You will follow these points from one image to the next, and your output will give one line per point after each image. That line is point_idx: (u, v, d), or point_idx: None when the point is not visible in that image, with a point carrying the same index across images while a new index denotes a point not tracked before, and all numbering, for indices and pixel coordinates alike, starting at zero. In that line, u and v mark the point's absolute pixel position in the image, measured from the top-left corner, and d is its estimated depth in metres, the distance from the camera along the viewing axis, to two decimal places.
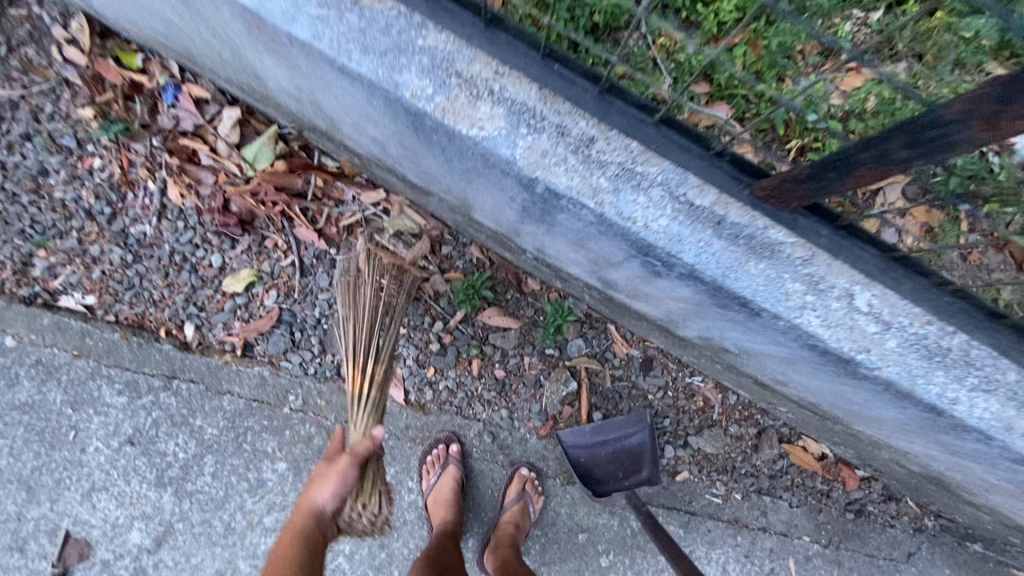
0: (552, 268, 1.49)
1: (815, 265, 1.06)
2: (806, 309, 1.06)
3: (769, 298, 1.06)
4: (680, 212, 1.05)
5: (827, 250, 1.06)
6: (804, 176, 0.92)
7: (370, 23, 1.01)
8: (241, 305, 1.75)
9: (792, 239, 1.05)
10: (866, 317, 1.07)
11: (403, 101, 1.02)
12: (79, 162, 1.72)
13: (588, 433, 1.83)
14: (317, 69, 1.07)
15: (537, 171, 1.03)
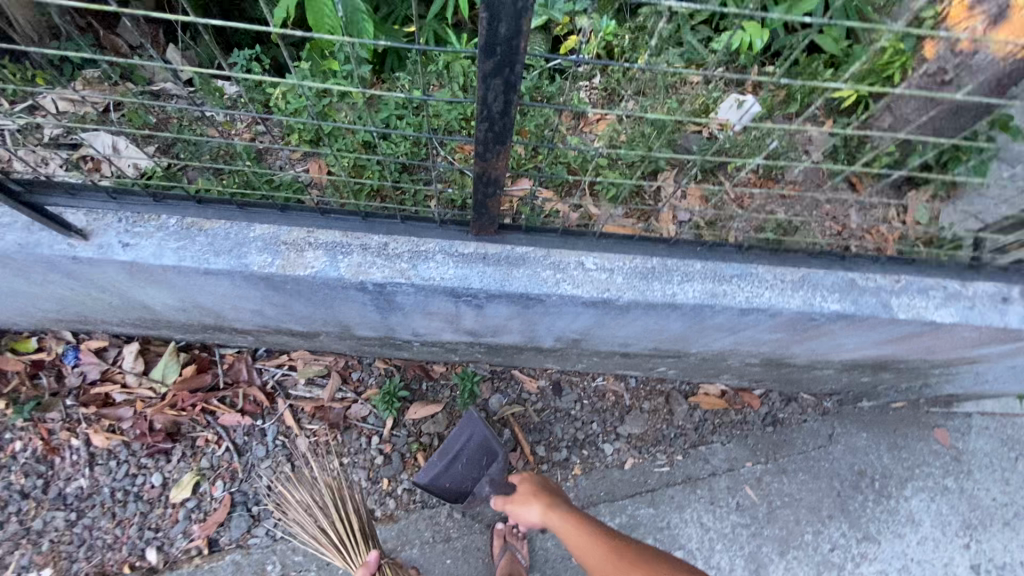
0: (437, 345, 1.84)
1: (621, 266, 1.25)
2: (620, 288, 1.22)
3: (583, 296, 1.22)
4: (488, 264, 1.21)
5: (636, 259, 1.25)
6: (474, 211, 1.18)
7: (209, 235, 1.15)
8: (193, 507, 1.90)
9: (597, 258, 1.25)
10: (679, 282, 1.25)
11: (243, 267, 1.14)
12: (2, 452, 1.87)
13: (436, 466, 1.91)
14: (191, 285, 1.26)
15: (356, 277, 1.17)
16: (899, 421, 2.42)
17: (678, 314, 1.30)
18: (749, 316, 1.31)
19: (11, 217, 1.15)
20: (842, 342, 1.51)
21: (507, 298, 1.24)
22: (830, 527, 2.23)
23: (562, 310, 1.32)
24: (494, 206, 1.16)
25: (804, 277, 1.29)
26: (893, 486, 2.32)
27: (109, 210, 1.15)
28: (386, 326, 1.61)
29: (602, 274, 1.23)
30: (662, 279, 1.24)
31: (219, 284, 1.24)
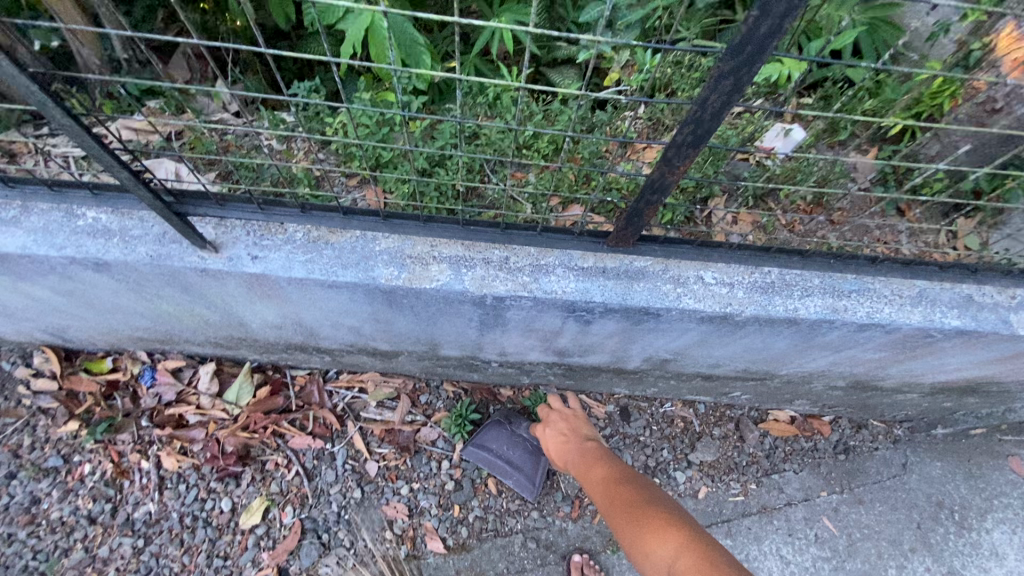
0: (516, 366, 1.82)
1: (737, 279, 1.25)
2: (741, 303, 1.21)
3: (704, 310, 1.22)
4: (605, 276, 1.22)
5: (751, 271, 1.25)
6: (624, 219, 1.16)
7: (336, 249, 1.18)
8: (262, 534, 1.83)
9: (710, 269, 1.25)
10: (797, 296, 1.23)
11: (372, 282, 1.17)
12: (70, 475, 1.81)
13: (512, 474, 1.96)
14: (307, 299, 1.27)
15: (480, 288, 1.19)
16: (972, 450, 2.36)
17: (793, 330, 1.28)
18: (864, 333, 1.29)
19: (141, 229, 1.17)
20: (946, 362, 1.48)
21: (624, 311, 1.23)
22: (912, 560, 2.13)
23: (675, 324, 1.30)
24: (647, 217, 1.14)
25: (920, 292, 1.28)
26: (974, 518, 2.23)
27: (238, 224, 1.18)
28: (476, 344, 1.59)
29: (721, 288, 1.23)
30: (779, 295, 1.23)
31: (336, 298, 1.25)
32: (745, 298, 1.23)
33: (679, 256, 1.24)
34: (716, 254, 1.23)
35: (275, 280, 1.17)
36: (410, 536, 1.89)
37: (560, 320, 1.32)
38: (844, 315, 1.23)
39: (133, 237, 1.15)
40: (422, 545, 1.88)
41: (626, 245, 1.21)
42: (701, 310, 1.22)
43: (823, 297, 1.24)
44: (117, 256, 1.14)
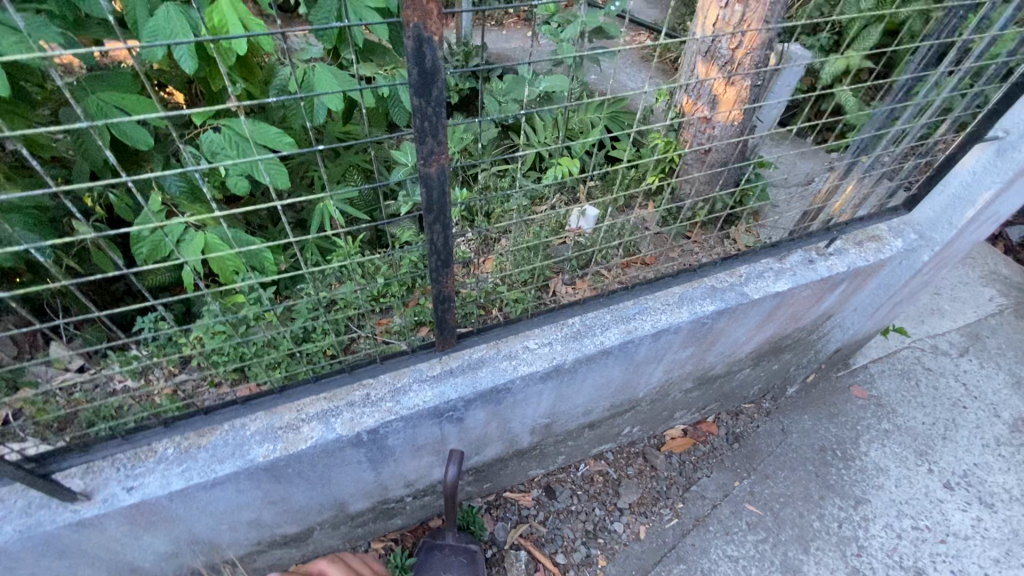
0: (430, 491, 1.92)
1: (553, 338, 1.58)
2: (561, 354, 1.54)
3: (538, 371, 1.52)
4: (453, 376, 1.47)
5: (558, 327, 1.60)
6: (439, 329, 1.45)
7: (210, 449, 1.29)
8: None
9: (531, 337, 1.57)
10: (598, 333, 1.59)
11: (254, 463, 1.29)
12: None
13: None
14: (197, 508, 1.33)
15: (353, 429, 1.36)
16: (821, 394, 2.85)
17: (612, 358, 1.63)
18: (662, 340, 1.68)
19: (2, 509, 1.19)
20: (735, 336, 1.92)
21: (483, 397, 1.49)
22: (827, 506, 2.43)
23: (529, 390, 1.57)
24: (453, 321, 1.44)
25: (681, 297, 1.71)
26: (850, 447, 2.63)
27: (105, 463, 1.25)
28: (380, 485, 1.69)
29: (543, 348, 1.55)
30: (584, 339, 1.58)
31: (223, 495, 1.33)
32: (563, 349, 1.56)
33: (502, 334, 1.55)
34: (525, 326, 1.58)
35: (157, 501, 1.24)
36: None
37: (435, 427, 1.52)
38: (634, 333, 1.60)
39: None
40: None
41: (453, 347, 1.50)
42: (536, 371, 1.52)
43: (615, 325, 1.62)
44: None
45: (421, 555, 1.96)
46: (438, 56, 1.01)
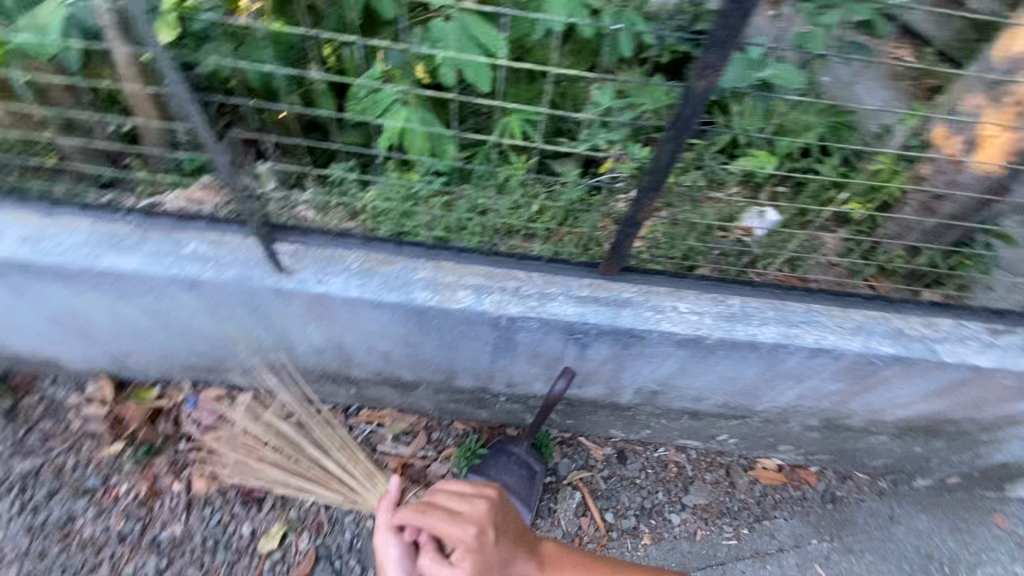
0: (522, 401, 2.02)
1: (705, 308, 1.57)
2: (706, 325, 1.52)
3: (680, 331, 1.52)
4: (598, 302, 1.53)
5: (712, 299, 1.57)
6: (612, 251, 1.48)
7: (383, 276, 1.50)
8: (277, 560, 1.96)
9: (683, 298, 1.57)
10: (752, 322, 1.54)
11: (413, 304, 1.48)
12: (105, 494, 1.99)
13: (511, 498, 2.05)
14: (356, 321, 1.57)
15: (498, 310, 1.50)
16: (959, 504, 2.44)
17: (756, 354, 1.57)
18: (817, 359, 1.59)
19: (231, 257, 1.50)
20: (895, 393, 1.73)
21: (615, 334, 1.54)
22: None
23: (660, 349, 1.59)
24: (627, 248, 1.47)
25: (858, 324, 1.59)
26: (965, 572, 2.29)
27: (308, 255, 1.52)
28: (488, 372, 1.83)
29: (693, 315, 1.54)
30: (736, 322, 1.54)
31: (377, 319, 1.55)
32: (712, 321, 1.54)
33: (658, 282, 1.57)
34: (680, 286, 1.58)
35: (333, 300, 1.49)
36: None
37: (560, 342, 1.60)
38: (791, 338, 1.54)
39: (224, 263, 1.49)
40: None
41: (613, 275, 1.54)
42: (678, 332, 1.52)
43: (774, 321, 1.56)
44: (211, 277, 1.47)
45: (490, 452, 2.15)
46: None
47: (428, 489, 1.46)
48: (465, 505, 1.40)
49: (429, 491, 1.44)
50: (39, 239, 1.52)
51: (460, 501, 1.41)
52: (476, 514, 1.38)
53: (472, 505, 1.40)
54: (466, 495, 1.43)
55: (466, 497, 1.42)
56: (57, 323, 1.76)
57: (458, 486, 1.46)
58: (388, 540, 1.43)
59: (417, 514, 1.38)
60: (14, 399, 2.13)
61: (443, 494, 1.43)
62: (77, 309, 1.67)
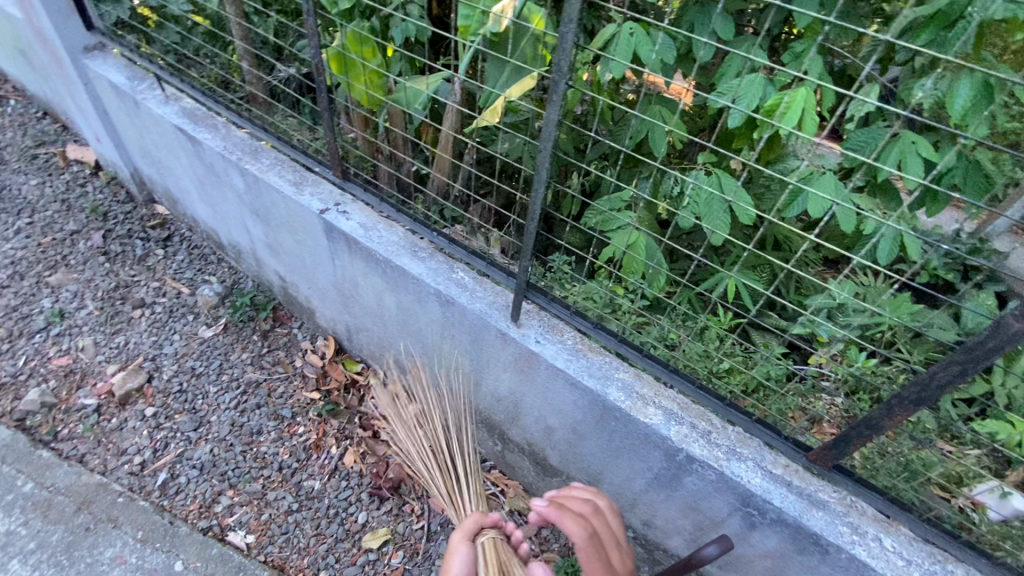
0: (648, 547, 1.87)
1: (913, 555, 1.36)
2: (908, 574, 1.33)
3: (872, 565, 1.34)
4: (787, 487, 1.45)
5: (921, 548, 1.38)
6: (830, 443, 1.42)
7: (589, 362, 1.70)
8: (371, 560, 2.08)
9: (888, 530, 1.40)
10: None
11: (607, 398, 1.62)
12: (287, 427, 2.40)
13: None
14: (548, 388, 1.77)
15: (681, 442, 1.53)
16: None
17: None
18: None
19: (482, 294, 1.85)
20: None
21: (793, 530, 1.42)
22: None
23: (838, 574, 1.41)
24: (851, 448, 1.38)
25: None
26: None
27: (541, 317, 1.81)
28: (632, 498, 1.78)
29: (898, 558, 1.35)
30: None
31: (568, 396, 1.72)
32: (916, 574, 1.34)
33: (863, 500, 1.44)
34: (886, 516, 1.42)
35: (542, 362, 1.71)
36: None
37: (725, 504, 1.53)
38: None
39: (476, 296, 1.84)
40: None
41: (821, 469, 1.46)
42: (870, 564, 1.34)
43: None
44: (464, 302, 1.82)
45: None
46: None
47: (592, 494, 1.40)
48: (615, 555, 1.31)
49: (591, 498, 1.37)
50: (370, 228, 2.05)
51: (612, 544, 1.32)
52: (620, 571, 1.28)
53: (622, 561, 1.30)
54: (618, 542, 1.34)
55: (618, 547, 1.33)
56: (337, 287, 2.30)
57: (612, 523, 1.36)
58: (459, 544, 1.48)
59: (582, 536, 1.27)
60: (272, 325, 2.75)
61: (606, 528, 1.32)
62: (358, 283, 2.17)
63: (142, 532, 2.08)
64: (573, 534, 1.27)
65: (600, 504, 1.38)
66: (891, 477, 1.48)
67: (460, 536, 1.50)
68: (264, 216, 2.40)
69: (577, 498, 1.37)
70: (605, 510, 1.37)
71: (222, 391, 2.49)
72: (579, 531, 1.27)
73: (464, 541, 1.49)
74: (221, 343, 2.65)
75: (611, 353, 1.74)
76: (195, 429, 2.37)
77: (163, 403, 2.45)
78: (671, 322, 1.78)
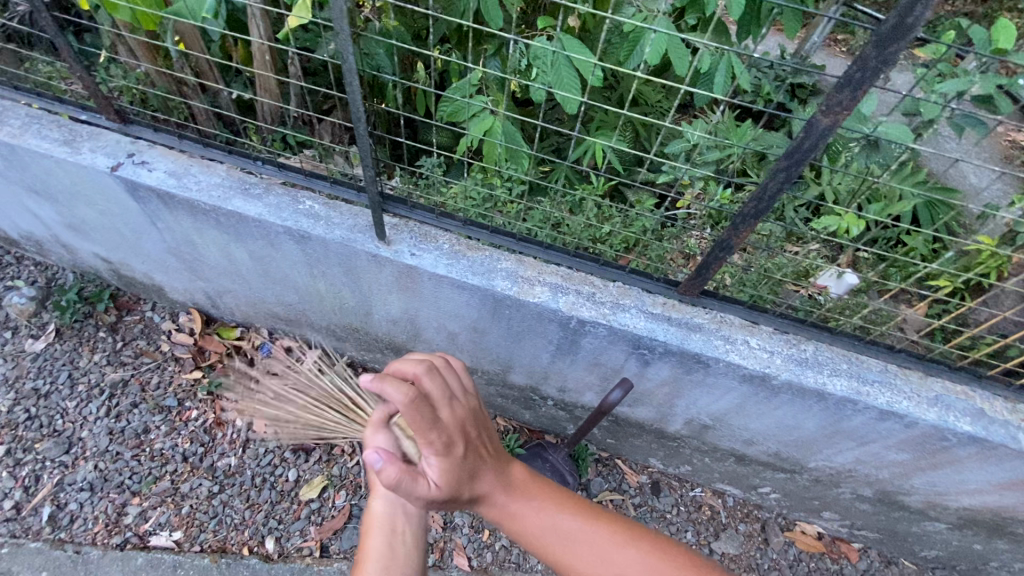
0: (568, 408, 2.02)
1: (774, 346, 1.59)
2: (772, 363, 1.55)
3: (744, 364, 1.54)
4: (669, 322, 1.59)
5: (779, 338, 1.60)
6: (695, 272, 1.54)
7: (470, 260, 1.66)
8: (315, 509, 2.04)
9: (750, 331, 1.60)
10: (817, 371, 1.55)
11: (494, 291, 1.61)
12: (177, 416, 2.18)
13: None
14: (436, 297, 1.72)
15: (570, 310, 1.59)
16: None
17: (822, 403, 1.57)
18: (885, 422, 1.56)
19: (339, 220, 1.69)
20: (964, 470, 1.64)
21: (680, 356, 1.58)
22: None
23: (720, 380, 1.61)
24: (713, 271, 1.52)
25: (936, 396, 1.56)
26: None
27: (407, 227, 1.71)
28: (544, 372, 1.87)
29: (763, 352, 1.57)
30: (801, 368, 1.55)
31: (457, 299, 1.70)
32: (778, 361, 1.56)
33: (730, 313, 1.62)
34: (748, 322, 1.62)
35: (422, 272, 1.65)
36: (439, 548, 2.04)
37: (622, 352, 1.65)
38: (857, 393, 1.53)
39: (334, 223, 1.67)
40: (448, 558, 2.03)
41: (692, 297, 1.61)
42: (744, 365, 1.55)
43: (843, 374, 1.56)
44: (321, 233, 1.65)
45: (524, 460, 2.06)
46: (925, 16, 0.99)
47: (423, 357, 1.12)
48: (447, 412, 1.04)
49: (420, 360, 1.08)
50: (183, 175, 1.74)
51: (441, 399, 1.03)
52: (453, 430, 1.04)
53: (454, 416, 1.04)
54: (452, 398, 1.08)
55: (453, 405, 1.06)
56: (175, 253, 1.99)
57: (448, 382, 1.10)
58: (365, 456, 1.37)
59: (402, 396, 0.95)
60: (118, 316, 2.38)
61: (434, 387, 1.04)
62: (195, 241, 1.88)
63: (48, 571, 1.87)
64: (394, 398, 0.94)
65: (434, 363, 1.11)
66: (753, 287, 1.68)
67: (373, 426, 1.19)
68: (48, 193, 1.94)
69: (404, 363, 1.08)
70: (439, 370, 1.11)
71: (84, 402, 2.17)
72: (398, 395, 0.94)
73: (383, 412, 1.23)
74: (60, 352, 2.26)
75: (488, 246, 1.71)
76: (66, 452, 2.08)
77: (15, 437, 2.09)
78: (551, 202, 1.74)
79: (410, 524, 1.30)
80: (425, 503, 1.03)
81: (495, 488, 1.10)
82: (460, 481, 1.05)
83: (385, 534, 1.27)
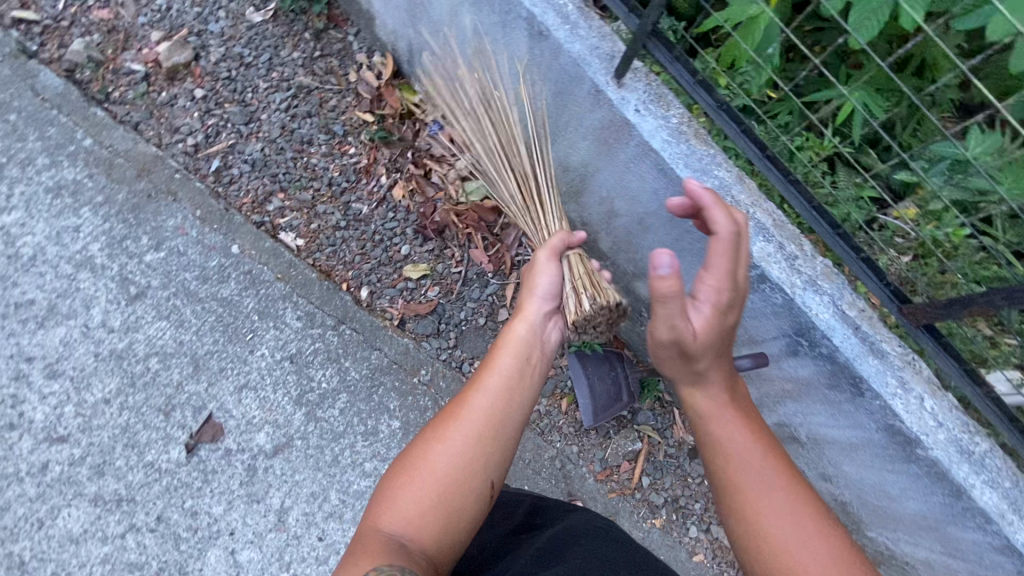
0: None
1: (948, 423, 1.41)
2: (933, 433, 1.40)
3: (907, 417, 1.41)
4: (854, 329, 1.44)
5: (960, 420, 1.42)
6: (942, 305, 1.36)
7: (691, 149, 1.54)
8: (410, 288, 2.19)
9: (934, 390, 1.43)
10: (975, 472, 1.38)
11: None
12: (338, 145, 2.29)
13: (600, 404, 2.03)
14: (632, 170, 1.65)
15: (761, 258, 1.48)
16: None
17: (946, 497, 1.42)
18: (994, 553, 1.40)
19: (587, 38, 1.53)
20: None
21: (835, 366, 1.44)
22: None
23: (858, 413, 1.49)
24: (959, 314, 1.34)
25: None
26: None
27: (649, 85, 1.59)
28: None
29: (931, 418, 1.41)
30: (961, 459, 1.39)
31: (653, 184, 1.61)
32: (942, 438, 1.40)
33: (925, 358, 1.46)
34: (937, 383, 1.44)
35: (635, 133, 1.57)
36: None
37: (778, 328, 1.55)
38: (1004, 518, 1.36)
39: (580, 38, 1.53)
40: None
41: (912, 326, 1.44)
42: (903, 418, 1.42)
43: (1005, 495, 1.37)
44: None
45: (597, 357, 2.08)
46: None
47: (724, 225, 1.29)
48: (739, 276, 1.18)
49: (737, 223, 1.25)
50: None
51: (741, 263, 1.19)
52: (736, 294, 1.17)
53: (743, 284, 1.18)
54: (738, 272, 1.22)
55: (740, 276, 1.20)
56: None
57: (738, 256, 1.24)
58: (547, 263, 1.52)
59: (728, 231, 1.15)
60: (326, 25, 2.40)
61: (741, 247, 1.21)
62: None
63: (201, 211, 2.15)
64: (719, 223, 1.16)
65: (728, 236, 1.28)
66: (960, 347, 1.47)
67: (546, 254, 1.53)
68: None
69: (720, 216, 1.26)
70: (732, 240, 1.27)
71: (273, 89, 2.31)
72: (724, 223, 1.15)
73: (550, 258, 1.53)
74: (271, 33, 2.36)
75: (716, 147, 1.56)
76: (246, 124, 2.28)
77: (213, 88, 2.30)
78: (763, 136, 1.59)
79: (543, 354, 1.37)
80: (682, 335, 1.11)
81: (722, 379, 1.18)
82: (714, 342, 1.15)
83: (518, 356, 1.28)
